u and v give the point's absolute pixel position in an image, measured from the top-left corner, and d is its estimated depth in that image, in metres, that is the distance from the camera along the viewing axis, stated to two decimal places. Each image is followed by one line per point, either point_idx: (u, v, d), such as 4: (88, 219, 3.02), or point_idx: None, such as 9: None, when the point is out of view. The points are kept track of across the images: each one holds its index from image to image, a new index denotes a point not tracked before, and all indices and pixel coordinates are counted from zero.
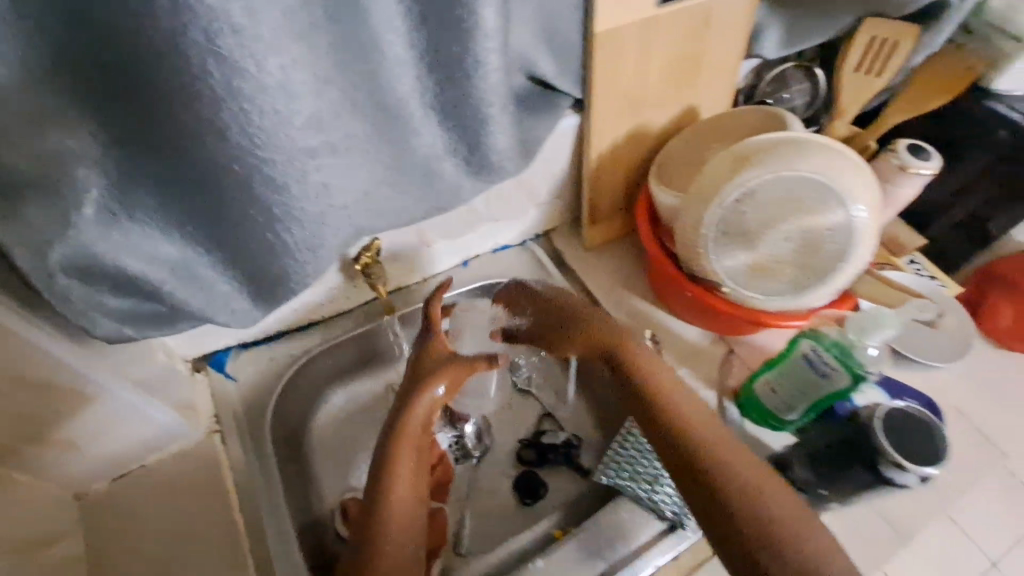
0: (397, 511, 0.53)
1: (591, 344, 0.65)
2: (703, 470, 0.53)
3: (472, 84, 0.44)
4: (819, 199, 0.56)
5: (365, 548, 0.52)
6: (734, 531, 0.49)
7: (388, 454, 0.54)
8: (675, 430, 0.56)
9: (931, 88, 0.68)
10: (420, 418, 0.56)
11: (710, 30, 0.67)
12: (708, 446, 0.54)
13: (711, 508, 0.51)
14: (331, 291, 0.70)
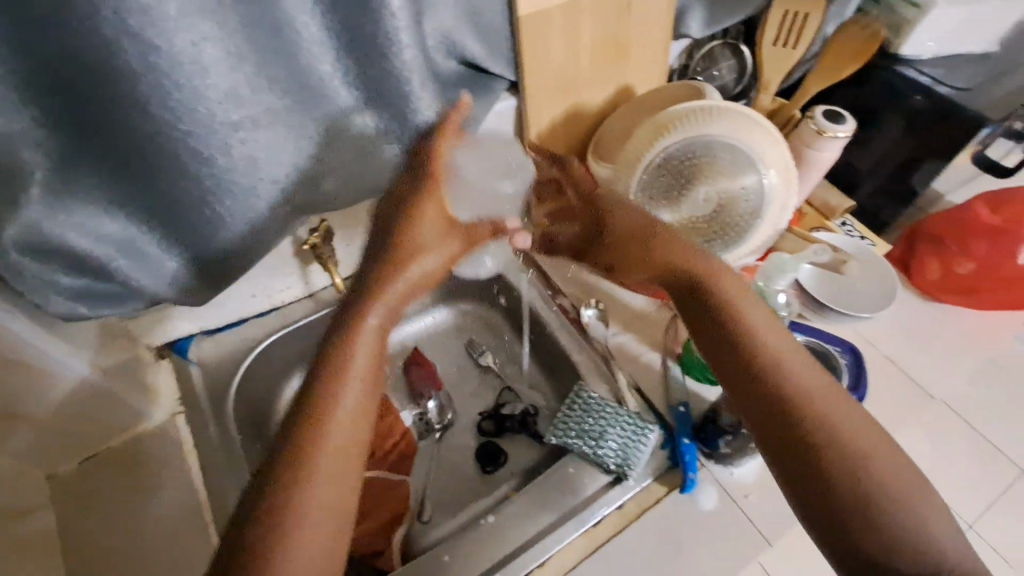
0: (336, 438, 0.42)
1: (665, 270, 0.53)
2: (794, 421, 0.44)
3: (389, 64, 0.47)
4: (734, 160, 0.60)
5: (286, 469, 0.40)
6: (821, 495, 0.43)
7: (335, 361, 0.44)
8: (761, 374, 0.47)
9: (846, 55, 0.71)
10: (378, 323, 0.46)
11: (634, 12, 0.71)
12: (803, 395, 0.45)
13: (797, 466, 0.44)
14: (287, 277, 0.74)
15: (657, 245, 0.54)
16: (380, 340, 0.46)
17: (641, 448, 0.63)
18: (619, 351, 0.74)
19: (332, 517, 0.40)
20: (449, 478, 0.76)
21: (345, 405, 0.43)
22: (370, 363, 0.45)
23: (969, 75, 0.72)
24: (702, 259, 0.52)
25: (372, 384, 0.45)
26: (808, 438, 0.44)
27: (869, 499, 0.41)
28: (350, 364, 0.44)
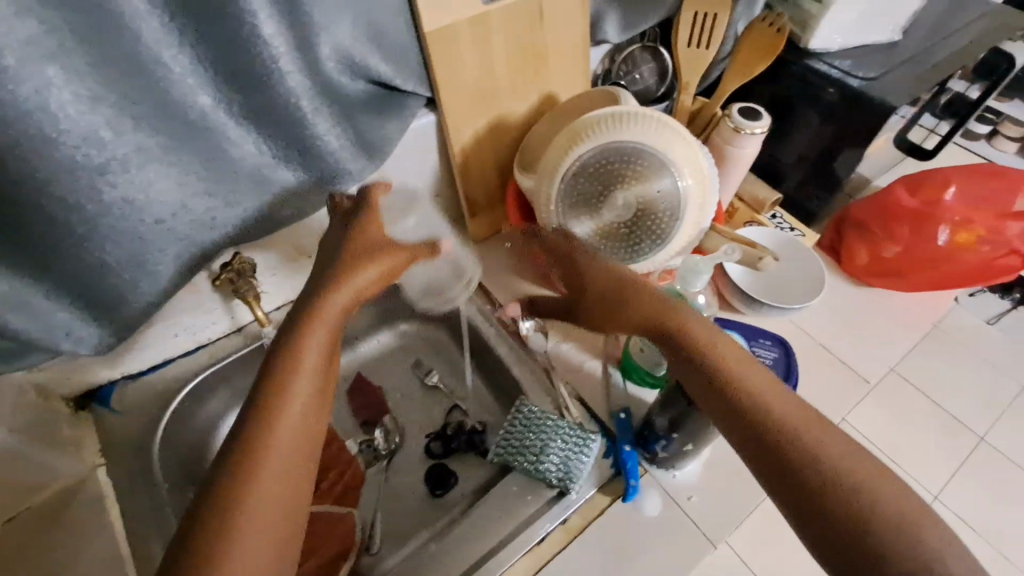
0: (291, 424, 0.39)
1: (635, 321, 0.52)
2: (771, 438, 0.40)
3: (271, 89, 0.47)
4: (649, 163, 0.60)
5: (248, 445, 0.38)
6: (814, 517, 0.37)
7: (278, 367, 0.41)
8: (736, 396, 0.43)
9: (755, 55, 0.73)
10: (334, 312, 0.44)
11: (546, 21, 0.71)
12: (780, 414, 0.41)
13: (786, 487, 0.38)
14: (210, 313, 0.72)
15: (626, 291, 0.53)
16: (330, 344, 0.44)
17: (583, 460, 0.62)
18: (558, 362, 0.73)
19: (261, 559, 0.35)
20: (398, 506, 0.74)
21: (290, 423, 0.39)
22: (315, 386, 0.42)
23: (876, 64, 0.74)
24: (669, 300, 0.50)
25: (321, 406, 0.42)
26: (786, 456, 0.39)
27: (860, 518, 0.35)
28: (295, 386, 0.40)
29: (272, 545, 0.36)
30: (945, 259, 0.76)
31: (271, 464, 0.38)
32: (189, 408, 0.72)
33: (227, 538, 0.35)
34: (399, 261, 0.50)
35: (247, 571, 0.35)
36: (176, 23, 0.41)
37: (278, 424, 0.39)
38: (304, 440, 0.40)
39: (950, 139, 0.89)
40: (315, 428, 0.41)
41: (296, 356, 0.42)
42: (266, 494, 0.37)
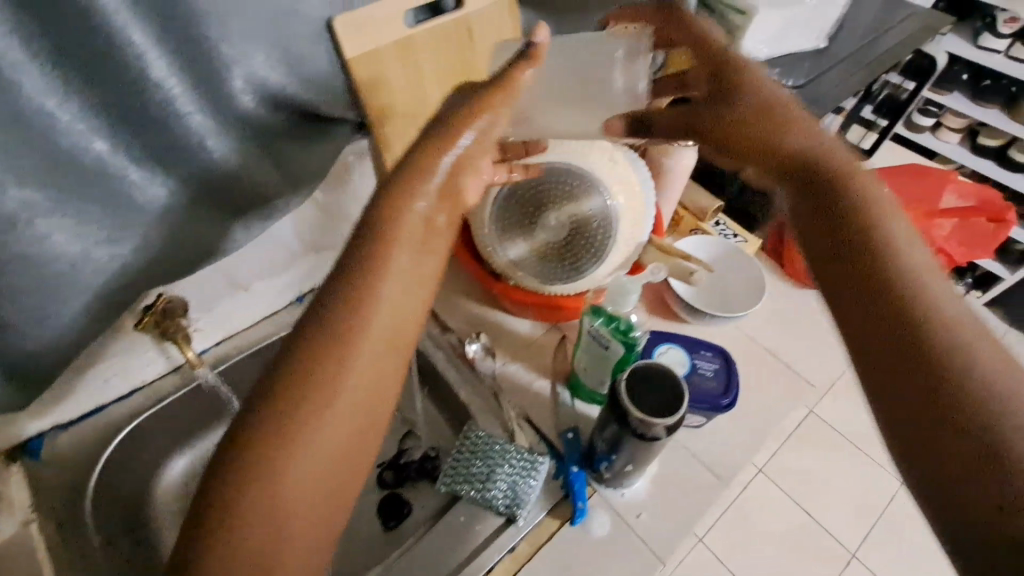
0: (381, 314, 0.40)
1: (787, 160, 0.48)
2: (897, 306, 0.37)
3: (172, 128, 0.46)
4: (575, 183, 0.60)
5: (331, 330, 0.39)
6: (921, 419, 0.34)
7: (383, 234, 0.41)
8: (889, 277, 0.38)
9: None
10: (429, 192, 0.43)
11: (476, 40, 0.71)
12: (937, 306, 0.37)
13: (891, 380, 0.36)
14: (143, 356, 0.70)
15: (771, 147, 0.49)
16: (434, 214, 0.44)
17: (530, 483, 0.62)
18: (506, 384, 0.73)
19: (342, 420, 0.39)
20: (352, 540, 0.72)
21: (381, 307, 0.40)
22: (411, 274, 0.42)
23: (804, 72, 0.76)
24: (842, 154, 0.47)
25: (419, 288, 0.42)
26: (920, 343, 0.35)
27: (1001, 432, 0.31)
28: (387, 273, 0.41)
29: (353, 414, 0.39)
30: None
31: (364, 342, 0.39)
32: (123, 455, 0.69)
33: (324, 398, 0.38)
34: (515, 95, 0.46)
35: (329, 427, 0.38)
36: (60, 70, 0.39)
37: (371, 302, 0.40)
38: (393, 325, 0.41)
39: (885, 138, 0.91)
40: (410, 313, 0.42)
41: (400, 217, 0.42)
42: (355, 370, 0.39)
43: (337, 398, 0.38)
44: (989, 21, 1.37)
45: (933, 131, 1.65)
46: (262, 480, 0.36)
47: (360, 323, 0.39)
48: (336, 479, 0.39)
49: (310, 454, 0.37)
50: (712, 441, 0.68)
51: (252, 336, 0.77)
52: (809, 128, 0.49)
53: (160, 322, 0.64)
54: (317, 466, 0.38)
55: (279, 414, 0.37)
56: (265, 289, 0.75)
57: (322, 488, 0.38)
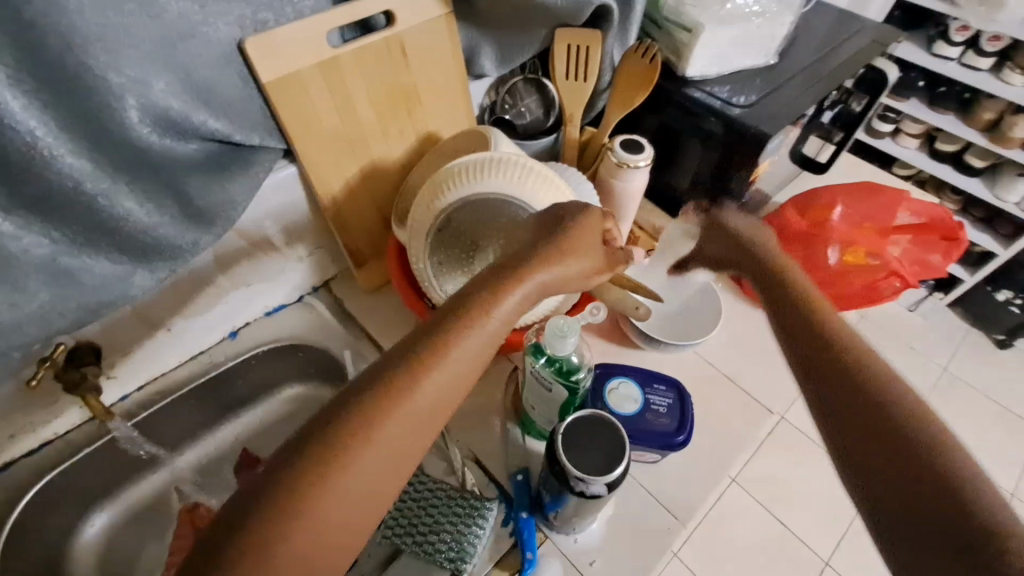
0: (424, 400, 0.37)
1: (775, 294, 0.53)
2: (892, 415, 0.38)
3: (42, 172, 0.41)
4: (512, 214, 0.57)
5: (369, 404, 0.35)
6: (894, 467, 0.37)
7: (453, 329, 0.39)
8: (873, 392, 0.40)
9: (632, 86, 0.71)
10: (512, 308, 0.42)
11: (411, 59, 0.67)
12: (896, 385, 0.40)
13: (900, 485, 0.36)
14: (55, 408, 0.63)
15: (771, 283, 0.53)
16: (516, 319, 0.42)
17: (476, 535, 0.57)
18: (453, 421, 0.68)
19: (376, 479, 0.35)
20: None
21: (435, 386, 0.37)
22: (483, 353, 0.40)
23: (756, 88, 0.74)
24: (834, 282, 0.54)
25: (484, 365, 0.40)
26: (901, 433, 0.37)
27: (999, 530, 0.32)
28: (463, 349, 0.39)
29: (383, 486, 0.35)
30: (838, 280, 0.75)
31: (416, 402, 0.37)
32: (31, 516, 0.62)
33: (334, 479, 0.33)
34: (597, 257, 0.50)
35: (345, 502, 0.34)
36: None
37: (441, 373, 0.38)
38: (446, 397, 0.38)
39: (840, 152, 0.90)
40: (465, 387, 0.39)
41: (493, 308, 0.41)
42: (400, 425, 0.36)
43: (369, 453, 0.34)
44: (942, 29, 1.37)
45: (892, 137, 1.66)
46: (272, 541, 0.31)
47: (428, 389, 0.37)
48: (349, 545, 0.34)
49: (337, 508, 0.33)
50: (668, 477, 0.65)
51: (180, 378, 0.72)
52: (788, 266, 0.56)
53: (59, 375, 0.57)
54: (328, 535, 0.33)
55: (316, 459, 0.33)
56: (191, 327, 0.69)
57: (331, 554, 0.33)
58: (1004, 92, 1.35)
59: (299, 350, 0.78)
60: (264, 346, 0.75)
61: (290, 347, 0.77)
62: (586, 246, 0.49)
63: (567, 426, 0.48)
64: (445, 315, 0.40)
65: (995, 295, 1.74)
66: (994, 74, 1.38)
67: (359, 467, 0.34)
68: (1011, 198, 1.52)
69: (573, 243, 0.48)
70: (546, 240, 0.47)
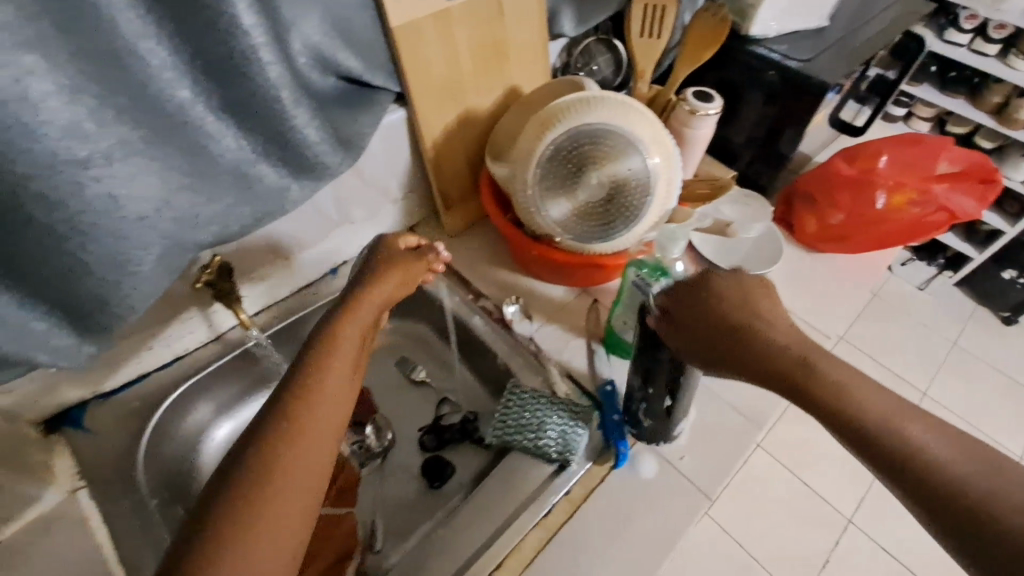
0: (313, 420, 0.41)
1: (723, 349, 0.45)
2: (911, 461, 0.36)
3: (251, 82, 0.46)
4: (616, 145, 0.64)
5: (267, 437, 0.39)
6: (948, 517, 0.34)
7: (312, 359, 0.44)
8: (883, 436, 0.37)
9: (700, 43, 0.78)
10: (352, 333, 0.48)
11: (506, 16, 0.74)
12: (888, 423, 0.37)
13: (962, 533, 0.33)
14: (190, 323, 0.69)
15: (759, 335, 0.44)
16: (359, 338, 0.49)
17: (579, 432, 0.64)
18: (544, 343, 0.75)
19: (301, 488, 0.39)
20: (395, 495, 0.75)
21: (319, 406, 0.42)
22: (352, 352, 0.47)
23: (809, 48, 0.81)
24: (708, 284, 0.48)
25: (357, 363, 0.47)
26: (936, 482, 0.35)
27: None
28: (336, 356, 0.45)
29: (305, 492, 0.39)
30: (881, 220, 0.84)
31: (307, 425, 0.41)
32: (168, 424, 0.68)
33: (256, 501, 0.37)
34: (414, 271, 0.58)
35: (279, 518, 0.37)
36: (151, 11, 0.39)
37: (327, 378, 0.43)
38: (332, 411, 0.43)
39: (876, 115, 0.98)
40: (346, 396, 0.45)
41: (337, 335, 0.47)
42: (298, 447, 0.39)
43: (286, 473, 0.38)
44: (951, 18, 1.46)
45: (904, 122, 1.76)
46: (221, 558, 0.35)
47: (321, 395, 0.43)
48: (297, 544, 0.38)
49: (274, 523, 0.37)
50: (741, 388, 0.72)
51: (292, 304, 0.79)
52: (688, 299, 0.49)
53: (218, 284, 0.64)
54: (266, 551, 0.36)
55: (241, 488, 0.37)
56: (302, 259, 0.76)
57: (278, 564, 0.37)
58: (1011, 76, 1.43)
59: None
60: None
61: None
62: (403, 267, 0.57)
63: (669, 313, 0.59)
64: (309, 345, 0.46)
65: (1001, 274, 1.84)
66: (1001, 61, 1.47)
67: (273, 492, 0.37)
68: (1018, 177, 1.60)
69: (398, 267, 0.56)
70: (361, 277, 0.54)
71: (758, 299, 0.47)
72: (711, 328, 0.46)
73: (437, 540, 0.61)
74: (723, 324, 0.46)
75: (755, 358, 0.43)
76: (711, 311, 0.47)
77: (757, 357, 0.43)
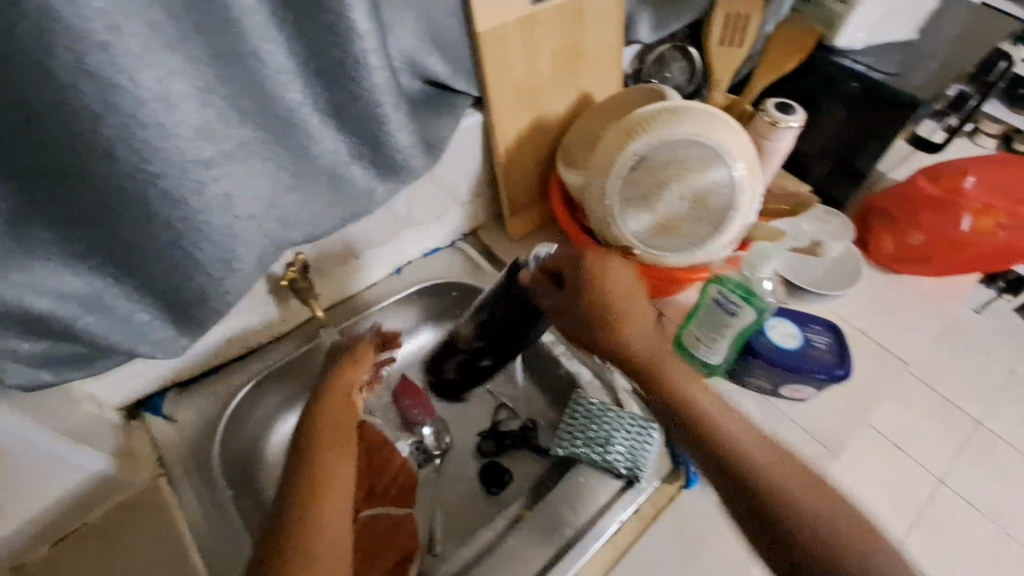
0: (326, 505, 0.52)
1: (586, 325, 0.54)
2: (711, 438, 0.48)
3: (358, 86, 0.46)
4: (703, 157, 0.62)
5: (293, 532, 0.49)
6: (751, 489, 0.46)
7: (307, 461, 0.55)
8: (694, 413, 0.50)
9: (782, 53, 0.78)
10: (332, 420, 0.60)
11: (586, 22, 0.73)
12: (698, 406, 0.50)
13: (739, 495, 0.46)
14: (264, 316, 0.70)
15: (621, 325, 0.52)
16: (336, 425, 0.60)
17: (648, 448, 0.64)
18: (609, 354, 0.74)
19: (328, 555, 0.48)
20: (454, 495, 0.75)
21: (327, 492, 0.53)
22: (337, 433, 0.59)
23: (896, 61, 0.78)
24: (603, 269, 0.54)
25: (345, 439, 0.59)
26: (732, 456, 0.47)
27: (812, 532, 0.43)
28: (323, 451, 0.56)
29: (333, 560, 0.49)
30: (963, 243, 0.80)
31: (323, 513, 0.51)
32: (240, 415, 0.69)
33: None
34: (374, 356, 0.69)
35: None
36: (275, 15, 0.40)
37: (324, 472, 0.54)
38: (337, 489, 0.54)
39: (961, 132, 0.94)
40: (340, 479, 0.55)
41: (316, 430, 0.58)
42: (320, 530, 0.50)
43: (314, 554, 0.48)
44: None
45: None
46: None
47: (324, 468, 0.55)
48: None
49: None
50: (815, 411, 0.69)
51: (358, 301, 0.80)
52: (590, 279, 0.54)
53: (299, 283, 0.67)
54: None
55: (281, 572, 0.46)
56: (373, 256, 0.77)
57: None
58: None
59: (450, 290, 0.83)
60: (425, 283, 0.82)
61: (445, 286, 0.83)
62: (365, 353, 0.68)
63: (741, 314, 0.59)
64: (297, 453, 0.56)
65: None
66: None
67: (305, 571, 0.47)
68: None
69: (355, 354, 0.67)
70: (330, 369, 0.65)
71: (630, 294, 0.54)
72: (596, 306, 0.53)
73: (501, 548, 0.61)
74: (597, 305, 0.53)
75: (616, 339, 0.53)
76: (598, 296, 0.53)
77: (611, 339, 0.53)
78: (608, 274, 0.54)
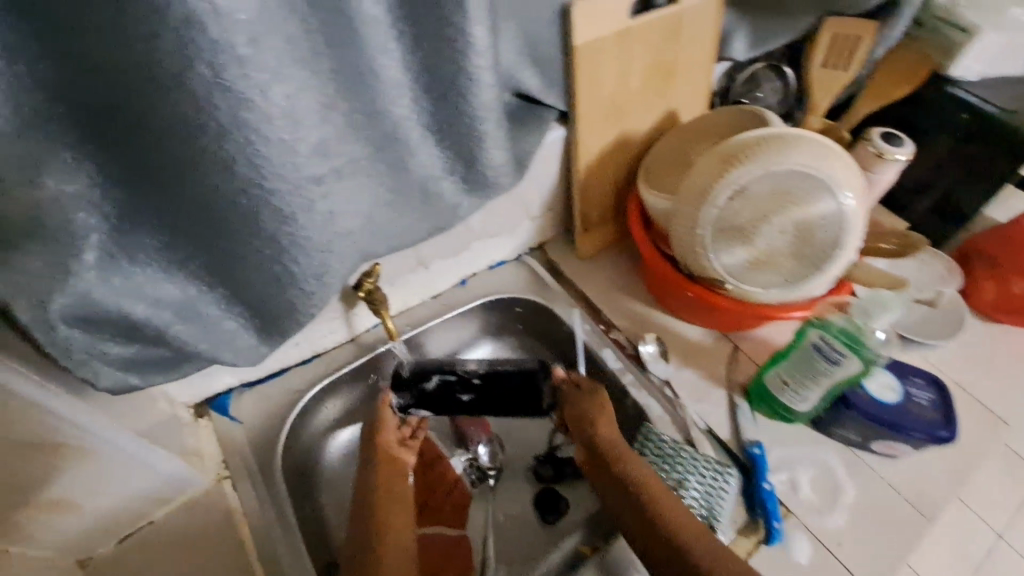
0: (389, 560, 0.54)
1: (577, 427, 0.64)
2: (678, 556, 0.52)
3: (465, 102, 0.44)
4: (809, 189, 0.58)
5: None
6: None
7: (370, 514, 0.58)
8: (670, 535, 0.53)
9: (895, 78, 0.74)
10: (383, 473, 0.61)
11: (682, 37, 0.69)
12: (676, 527, 0.53)
13: None
14: (331, 322, 0.69)
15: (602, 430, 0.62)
16: (386, 475, 0.61)
17: (724, 497, 0.59)
18: (681, 388, 0.71)
19: None
20: (508, 520, 0.73)
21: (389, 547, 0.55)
22: (390, 490, 0.60)
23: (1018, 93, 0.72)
24: (596, 395, 0.64)
25: (397, 495, 0.60)
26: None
27: None
28: (382, 503, 0.59)
29: None
30: None
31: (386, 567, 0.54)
32: (300, 420, 0.69)
33: None
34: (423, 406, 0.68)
35: None
36: (398, 28, 0.39)
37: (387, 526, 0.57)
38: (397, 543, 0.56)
39: None
40: (402, 530, 0.58)
41: (369, 485, 0.60)
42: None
43: None
44: None
45: None
46: None
47: (387, 523, 0.57)
48: None
49: None
50: (905, 469, 0.64)
51: (421, 311, 0.78)
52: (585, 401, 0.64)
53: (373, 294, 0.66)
54: None
55: None
56: (440, 267, 0.76)
57: None
58: None
59: (514, 305, 0.81)
60: (489, 297, 0.79)
61: (509, 302, 0.80)
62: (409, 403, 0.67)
63: (842, 365, 0.56)
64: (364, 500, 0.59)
65: None
66: None
67: None
68: None
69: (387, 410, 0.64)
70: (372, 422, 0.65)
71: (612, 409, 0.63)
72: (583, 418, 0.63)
73: None
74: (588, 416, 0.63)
75: (597, 442, 0.62)
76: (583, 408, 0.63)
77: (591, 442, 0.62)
78: (600, 399, 0.63)
